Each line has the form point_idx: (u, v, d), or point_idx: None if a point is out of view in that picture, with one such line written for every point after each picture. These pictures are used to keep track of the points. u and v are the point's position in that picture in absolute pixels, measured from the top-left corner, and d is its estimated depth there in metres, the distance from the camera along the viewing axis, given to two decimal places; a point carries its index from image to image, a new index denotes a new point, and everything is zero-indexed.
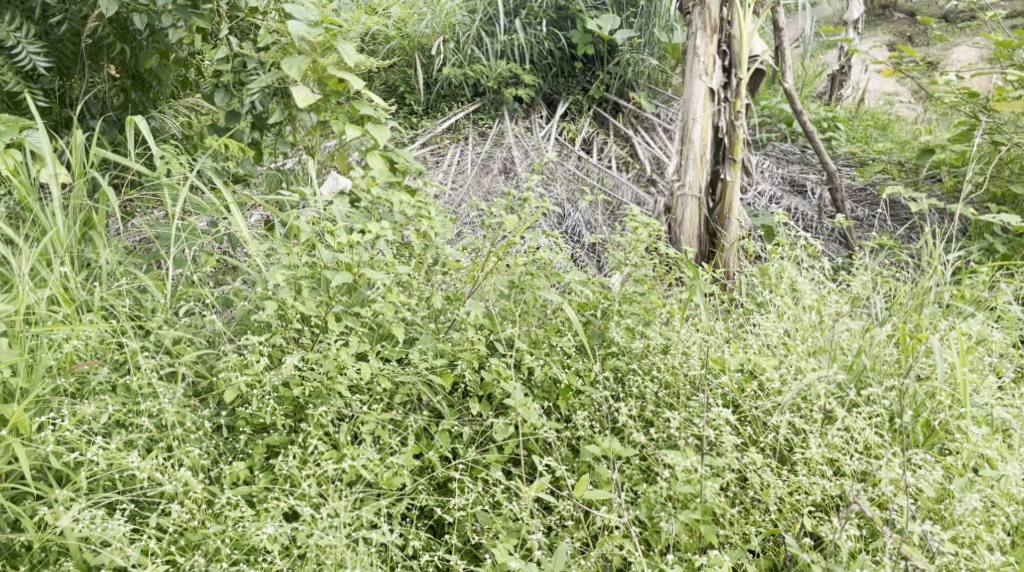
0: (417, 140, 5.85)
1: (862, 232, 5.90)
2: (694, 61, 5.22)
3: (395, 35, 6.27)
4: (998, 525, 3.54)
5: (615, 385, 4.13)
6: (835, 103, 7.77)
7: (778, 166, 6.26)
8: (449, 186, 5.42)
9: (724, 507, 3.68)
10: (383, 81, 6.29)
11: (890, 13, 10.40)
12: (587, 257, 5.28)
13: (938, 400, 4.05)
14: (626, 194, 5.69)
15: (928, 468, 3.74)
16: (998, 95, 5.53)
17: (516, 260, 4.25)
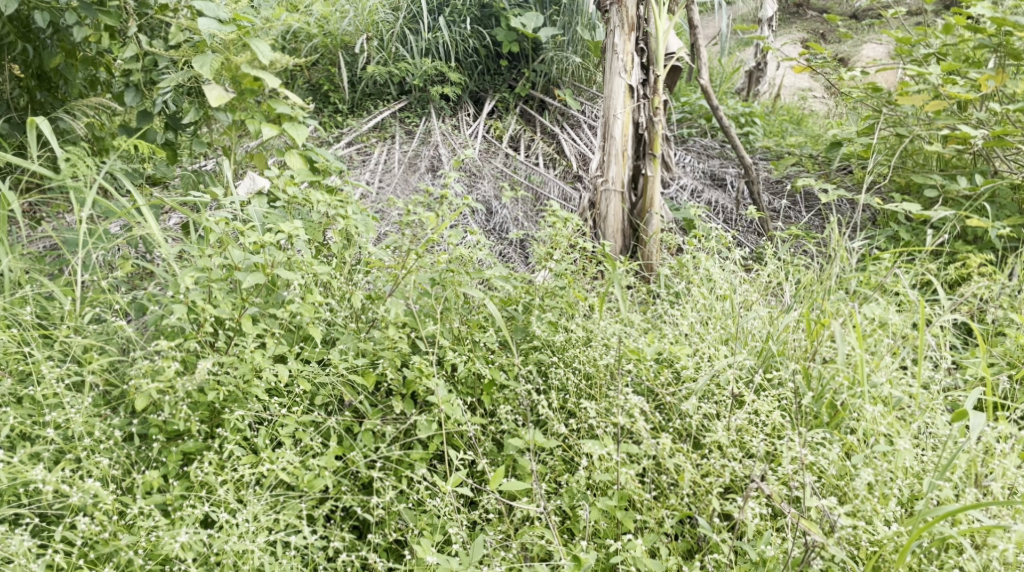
0: (342, 139, 5.84)
1: (780, 223, 5.97)
2: (614, 58, 5.29)
3: (317, 34, 6.19)
4: (893, 497, 3.63)
5: (537, 379, 4.14)
6: (752, 98, 7.90)
7: (699, 160, 6.34)
8: (374, 185, 5.43)
9: (640, 493, 3.74)
10: (307, 79, 6.22)
11: (804, 12, 10.62)
12: (513, 252, 5.30)
13: (841, 381, 4.14)
14: (553, 190, 5.73)
15: (829, 446, 3.83)
16: (900, 89, 5.43)
17: (437, 257, 4.26)
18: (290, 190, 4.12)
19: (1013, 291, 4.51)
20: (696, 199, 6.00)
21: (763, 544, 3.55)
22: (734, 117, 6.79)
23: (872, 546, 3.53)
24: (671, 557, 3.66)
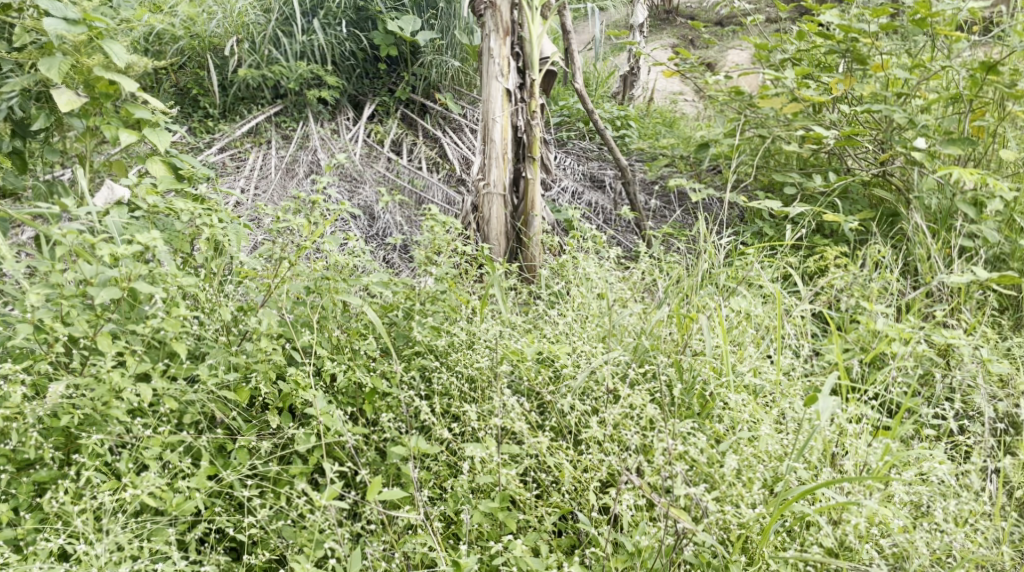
0: (214, 145, 5.81)
1: (656, 222, 6.09)
2: (490, 63, 5.22)
3: (182, 36, 6.10)
4: (758, 482, 3.64)
5: (421, 385, 4.12)
6: (627, 102, 8.03)
7: (579, 162, 6.38)
8: (249, 192, 5.48)
9: (520, 491, 3.74)
10: (174, 83, 6.11)
11: (674, 17, 10.91)
12: (398, 258, 5.33)
13: (709, 373, 4.20)
14: (436, 194, 5.74)
15: (695, 435, 3.81)
16: (760, 93, 5.52)
17: (313, 264, 4.25)
18: (150, 199, 4.05)
19: (870, 278, 4.66)
20: (577, 202, 6.05)
21: (639, 535, 3.51)
22: (610, 120, 6.88)
23: (739, 530, 3.54)
24: (552, 553, 3.67)
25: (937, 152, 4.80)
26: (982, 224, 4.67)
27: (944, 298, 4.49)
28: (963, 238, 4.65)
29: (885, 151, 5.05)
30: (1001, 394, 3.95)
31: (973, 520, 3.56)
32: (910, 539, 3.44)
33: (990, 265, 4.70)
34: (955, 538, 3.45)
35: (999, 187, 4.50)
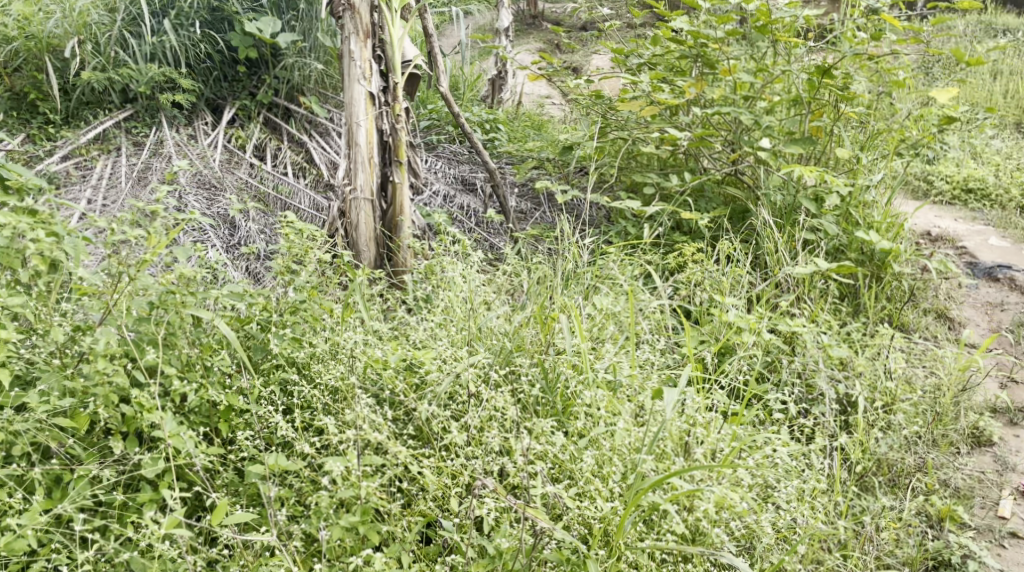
0: (55, 153, 5.36)
1: (523, 224, 5.73)
2: (351, 66, 4.92)
3: (18, 36, 5.61)
4: (614, 475, 3.62)
5: (280, 399, 3.85)
6: (496, 107, 7.79)
7: (450, 165, 5.92)
8: (95, 203, 5.09)
9: (383, 502, 3.48)
10: (9, 87, 5.61)
11: (540, 23, 11.06)
12: (261, 267, 5.04)
13: (570, 371, 4.03)
14: (303, 200, 5.44)
15: (550, 432, 3.73)
16: (619, 96, 5.56)
17: (160, 276, 3.75)
18: None
19: (723, 274, 4.78)
20: (450, 206, 5.62)
21: (501, 537, 3.40)
22: (479, 123, 6.45)
23: (599, 524, 3.49)
24: (417, 565, 3.49)
25: (779, 151, 5.00)
26: (823, 218, 4.93)
27: (794, 290, 4.67)
28: (805, 232, 4.87)
29: (734, 152, 5.23)
30: (841, 377, 4.17)
31: (814, 497, 3.74)
32: (757, 520, 3.55)
33: (830, 256, 4.95)
34: (799, 516, 3.61)
35: (836, 183, 4.76)
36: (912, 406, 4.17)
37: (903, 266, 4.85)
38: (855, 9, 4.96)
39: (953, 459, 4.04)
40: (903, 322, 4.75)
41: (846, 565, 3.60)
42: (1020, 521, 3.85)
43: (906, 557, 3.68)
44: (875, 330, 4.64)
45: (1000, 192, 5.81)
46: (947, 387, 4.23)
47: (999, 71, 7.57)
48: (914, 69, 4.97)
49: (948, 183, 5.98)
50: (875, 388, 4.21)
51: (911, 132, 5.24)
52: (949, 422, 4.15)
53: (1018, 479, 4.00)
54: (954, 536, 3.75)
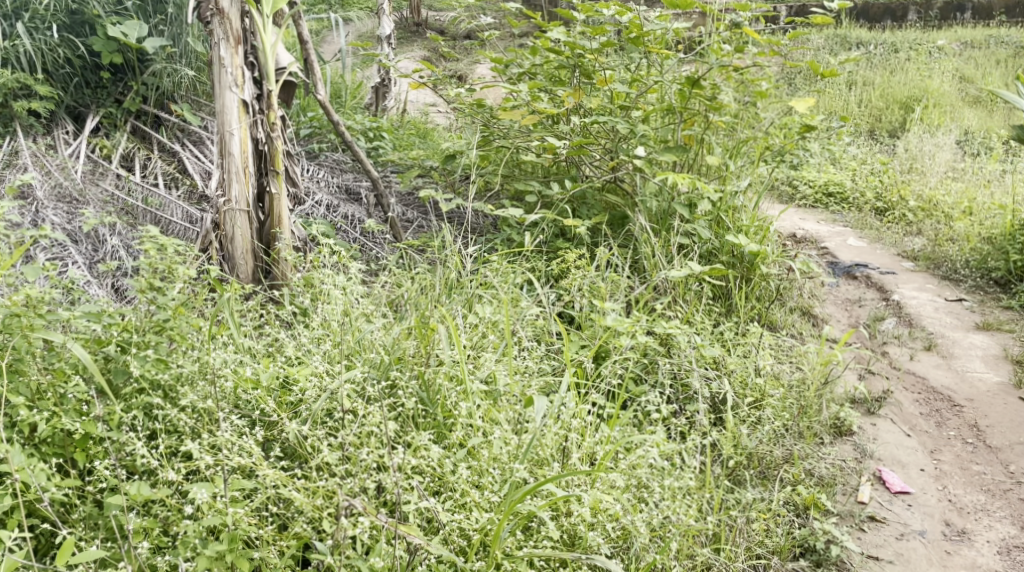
0: None
1: (413, 232, 5.37)
2: (221, 72, 4.48)
3: None
4: (488, 486, 3.52)
5: (145, 426, 3.51)
6: (380, 115, 7.20)
7: (333, 174, 5.57)
8: None
9: (251, 527, 3.26)
10: None
11: (423, 31, 11.15)
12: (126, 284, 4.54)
13: (450, 387, 3.82)
14: (175, 212, 4.92)
15: (426, 445, 3.54)
16: (500, 109, 5.05)
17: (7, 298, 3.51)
18: None
19: (602, 278, 4.75)
20: (333, 215, 5.25)
21: (375, 556, 3.22)
22: (363, 130, 5.98)
23: (476, 535, 3.40)
24: None
25: (654, 159, 4.97)
26: (695, 223, 4.99)
27: (669, 292, 4.76)
28: (680, 237, 4.93)
29: (611, 161, 5.04)
30: (712, 374, 4.23)
31: (685, 494, 3.72)
32: (632, 520, 3.51)
33: (703, 260, 5.02)
34: (675, 514, 3.60)
35: (706, 190, 4.81)
36: (780, 400, 4.24)
37: (770, 267, 5.02)
38: (721, 23, 4.95)
39: (816, 449, 4.11)
40: (772, 320, 4.92)
41: (718, 558, 3.61)
42: (877, 505, 3.98)
43: (774, 546, 3.72)
44: (746, 329, 4.76)
45: (857, 195, 6.17)
46: (811, 382, 4.33)
47: (853, 82, 7.89)
48: (775, 81, 5.09)
49: (811, 188, 6.35)
50: (746, 385, 4.29)
51: (775, 140, 5.35)
52: (814, 414, 4.24)
53: (876, 465, 4.14)
54: (818, 523, 3.82)
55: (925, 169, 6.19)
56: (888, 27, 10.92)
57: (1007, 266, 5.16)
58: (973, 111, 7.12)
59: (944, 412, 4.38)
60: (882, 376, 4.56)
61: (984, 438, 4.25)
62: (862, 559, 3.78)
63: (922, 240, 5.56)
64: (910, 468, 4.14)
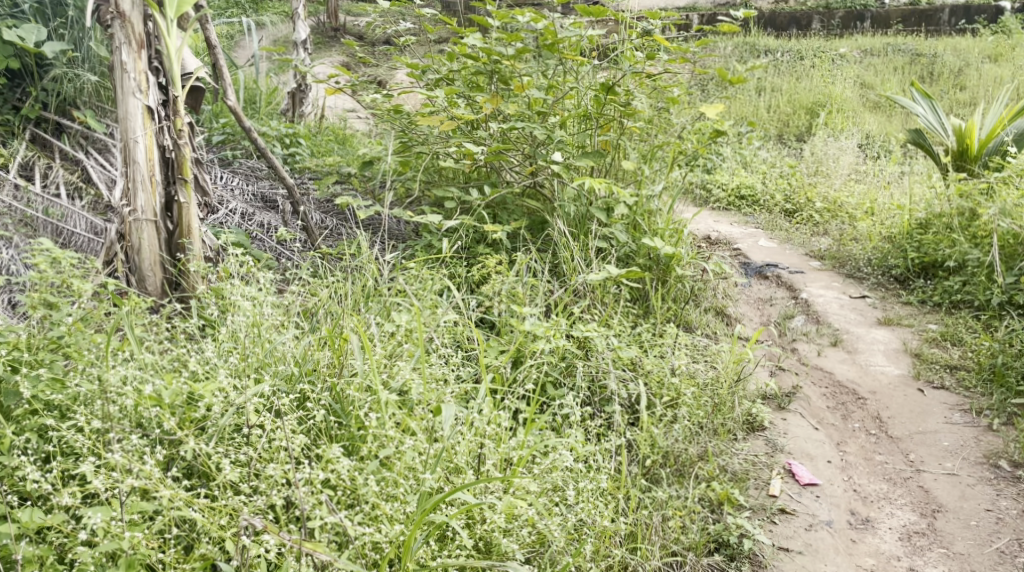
0: None
1: (331, 240, 5.23)
2: (124, 78, 4.27)
3: None
4: (401, 498, 3.40)
5: (39, 449, 3.40)
6: (298, 120, 7.00)
7: (248, 181, 5.42)
8: None
9: (151, 552, 3.18)
10: None
11: (341, 35, 11.17)
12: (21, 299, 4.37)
13: (361, 395, 3.70)
14: (79, 223, 4.76)
15: (336, 457, 3.42)
16: (419, 115, 4.95)
17: None
18: None
19: (522, 283, 4.63)
20: (248, 223, 5.09)
21: None
22: (278, 137, 5.91)
23: (387, 548, 3.31)
24: None
25: (572, 164, 4.89)
26: (612, 227, 5.00)
27: (588, 296, 4.73)
28: (598, 240, 4.92)
29: (529, 167, 4.92)
30: (628, 374, 4.29)
31: (596, 496, 3.76)
32: (547, 524, 3.53)
33: (620, 263, 5.04)
34: (591, 516, 3.67)
35: (622, 194, 4.82)
36: (694, 398, 4.28)
37: (685, 269, 5.07)
38: (633, 30, 4.94)
39: (729, 446, 4.18)
40: (687, 321, 4.96)
41: (633, 557, 3.68)
42: (788, 498, 4.08)
43: (689, 542, 3.79)
44: (663, 330, 4.78)
45: (766, 197, 6.37)
46: (724, 379, 4.40)
47: (761, 88, 8.17)
48: (687, 88, 5.17)
49: (724, 190, 6.54)
50: (662, 383, 4.32)
51: (688, 145, 5.40)
52: (727, 412, 4.31)
53: (786, 459, 4.24)
54: (730, 518, 3.89)
55: (830, 171, 6.41)
56: (793, 35, 11.23)
57: (905, 264, 5.36)
58: (874, 117, 7.34)
59: (849, 405, 4.54)
60: (792, 372, 4.70)
61: (886, 429, 4.41)
62: (774, 550, 3.86)
63: (828, 241, 5.77)
64: (818, 460, 4.26)
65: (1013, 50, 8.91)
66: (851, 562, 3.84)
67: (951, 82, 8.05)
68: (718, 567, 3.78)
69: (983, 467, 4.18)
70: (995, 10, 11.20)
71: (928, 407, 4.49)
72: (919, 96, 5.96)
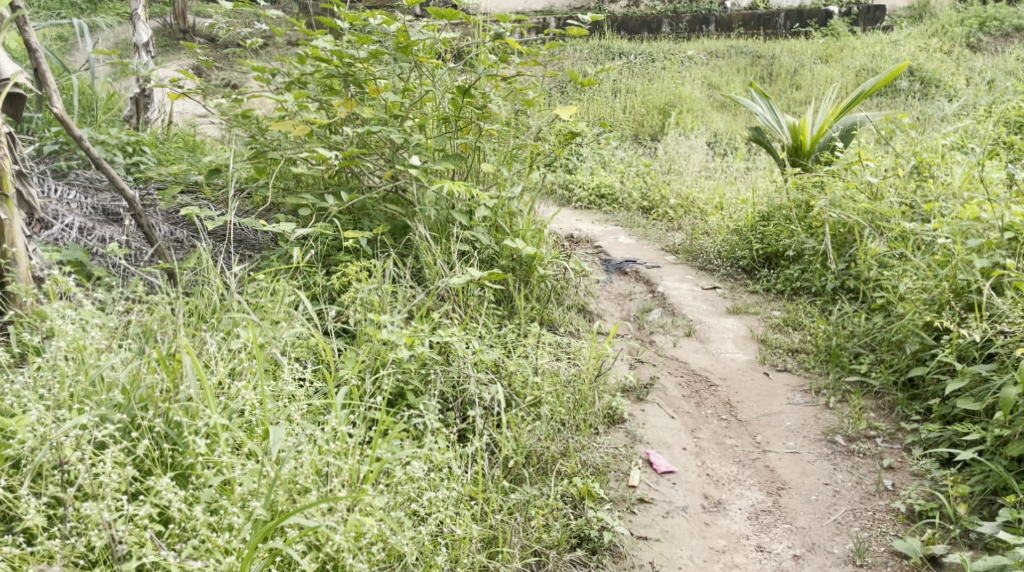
0: None
1: (180, 253, 4.96)
2: None
3: None
4: (234, 528, 3.38)
5: None
6: (142, 127, 6.67)
7: (85, 194, 5.08)
8: None
9: None
10: None
11: (190, 37, 11.03)
12: None
13: (196, 414, 3.61)
14: None
15: (170, 492, 3.41)
16: (278, 116, 4.91)
17: None
18: None
19: (381, 290, 4.56)
20: (87, 238, 4.77)
21: None
22: (120, 145, 5.51)
23: None
24: None
25: (430, 168, 4.91)
26: (474, 229, 5.02)
27: (450, 300, 4.68)
28: (460, 243, 4.94)
29: (389, 171, 4.93)
30: (489, 378, 4.26)
31: (455, 507, 3.80)
32: (399, 540, 3.55)
33: (483, 265, 5.08)
34: (463, 528, 3.72)
35: (482, 197, 4.84)
36: (555, 396, 4.37)
37: (546, 269, 5.17)
38: (487, 32, 4.99)
39: (591, 441, 4.30)
40: (550, 319, 5.07)
41: (494, 561, 3.76)
42: (646, 487, 4.24)
43: (552, 540, 3.89)
44: (526, 329, 4.85)
45: (625, 196, 6.57)
46: (585, 375, 4.50)
47: (616, 90, 8.38)
48: (542, 90, 5.24)
49: (585, 190, 6.73)
50: (526, 384, 4.35)
51: (544, 147, 5.50)
52: (588, 407, 4.42)
53: (644, 449, 4.41)
54: (592, 512, 4.01)
55: (681, 169, 6.64)
56: (640, 38, 11.56)
57: (751, 255, 5.60)
58: (719, 116, 7.69)
59: (702, 392, 4.74)
60: (649, 363, 4.87)
61: (736, 413, 4.62)
62: (633, 540, 4.01)
63: (682, 235, 5.99)
64: (674, 448, 4.44)
65: (841, 51, 9.40)
66: (705, 545, 4.02)
67: (788, 83, 8.44)
68: (580, 562, 3.90)
69: (820, 444, 4.41)
70: (824, 14, 11.95)
71: (772, 390, 4.72)
72: (758, 97, 6.22)
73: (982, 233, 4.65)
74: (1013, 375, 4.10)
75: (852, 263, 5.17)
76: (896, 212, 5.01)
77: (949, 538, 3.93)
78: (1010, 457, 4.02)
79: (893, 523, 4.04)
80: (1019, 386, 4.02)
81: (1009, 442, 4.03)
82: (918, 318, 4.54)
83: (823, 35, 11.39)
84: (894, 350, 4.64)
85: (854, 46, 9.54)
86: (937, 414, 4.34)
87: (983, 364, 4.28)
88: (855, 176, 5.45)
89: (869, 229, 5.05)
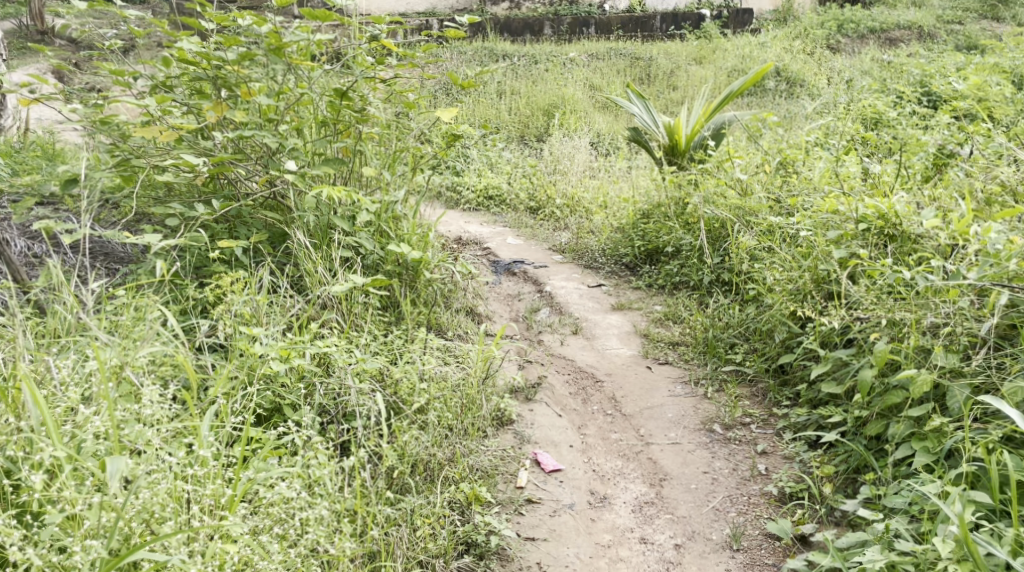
0: None
1: (33, 269, 4.87)
2: None
3: None
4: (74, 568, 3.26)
5: None
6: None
7: None
8: None
9: None
10: None
11: (50, 39, 10.77)
12: None
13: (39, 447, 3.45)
14: None
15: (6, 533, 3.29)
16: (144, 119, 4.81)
17: None
18: None
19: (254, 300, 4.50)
20: None
21: None
22: None
23: None
24: None
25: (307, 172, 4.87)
26: (357, 235, 5.01)
27: (333, 308, 4.67)
28: (342, 250, 4.93)
29: (263, 177, 4.86)
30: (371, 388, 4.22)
31: (340, 525, 3.75)
32: (267, 565, 3.50)
33: (369, 271, 5.07)
34: (345, 547, 3.65)
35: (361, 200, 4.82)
36: (443, 402, 4.35)
37: (432, 273, 5.18)
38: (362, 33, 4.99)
39: (478, 444, 4.33)
40: (438, 323, 5.08)
41: None
42: (534, 488, 4.29)
43: (438, 549, 3.89)
44: (411, 335, 4.82)
45: (512, 196, 6.63)
46: (472, 380, 4.51)
47: (497, 93, 8.44)
48: (420, 93, 5.25)
49: (472, 191, 6.77)
50: (413, 391, 4.31)
51: (423, 147, 5.50)
52: (476, 410, 4.43)
53: (532, 449, 4.46)
54: (478, 517, 4.04)
55: (566, 169, 6.73)
56: (516, 40, 11.68)
57: (634, 252, 5.72)
58: (601, 117, 7.81)
59: (589, 388, 4.81)
60: (537, 363, 4.93)
61: (620, 408, 4.70)
62: (520, 542, 4.05)
63: (568, 235, 6.09)
64: (561, 446, 4.49)
65: (713, 52, 9.66)
66: (590, 541, 4.08)
67: (664, 83, 8.63)
68: (467, 569, 3.93)
69: (699, 433, 4.52)
70: (696, 17, 12.35)
71: (654, 383, 4.81)
72: (634, 98, 6.30)
73: (839, 225, 4.75)
74: (869, 358, 4.22)
75: (725, 257, 5.30)
76: (763, 207, 5.17)
77: (816, 518, 4.05)
78: (869, 436, 4.16)
79: (766, 507, 4.15)
80: (874, 368, 4.15)
81: (868, 422, 4.17)
82: (784, 307, 4.69)
83: (696, 36, 11.70)
84: (765, 338, 4.79)
85: (725, 48, 9.81)
86: (804, 399, 4.48)
87: (844, 348, 4.42)
88: (725, 174, 5.54)
89: (739, 224, 5.18)
